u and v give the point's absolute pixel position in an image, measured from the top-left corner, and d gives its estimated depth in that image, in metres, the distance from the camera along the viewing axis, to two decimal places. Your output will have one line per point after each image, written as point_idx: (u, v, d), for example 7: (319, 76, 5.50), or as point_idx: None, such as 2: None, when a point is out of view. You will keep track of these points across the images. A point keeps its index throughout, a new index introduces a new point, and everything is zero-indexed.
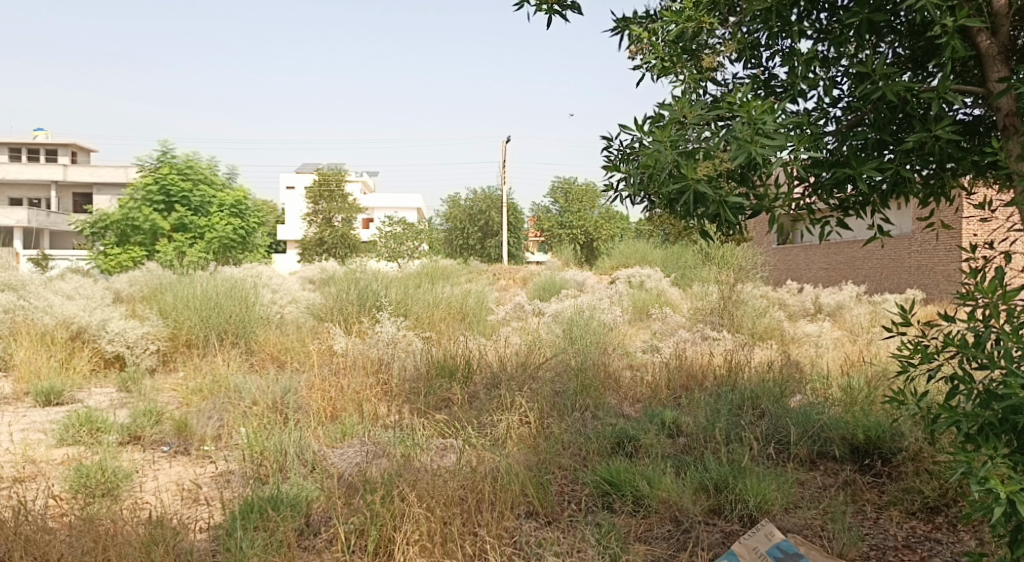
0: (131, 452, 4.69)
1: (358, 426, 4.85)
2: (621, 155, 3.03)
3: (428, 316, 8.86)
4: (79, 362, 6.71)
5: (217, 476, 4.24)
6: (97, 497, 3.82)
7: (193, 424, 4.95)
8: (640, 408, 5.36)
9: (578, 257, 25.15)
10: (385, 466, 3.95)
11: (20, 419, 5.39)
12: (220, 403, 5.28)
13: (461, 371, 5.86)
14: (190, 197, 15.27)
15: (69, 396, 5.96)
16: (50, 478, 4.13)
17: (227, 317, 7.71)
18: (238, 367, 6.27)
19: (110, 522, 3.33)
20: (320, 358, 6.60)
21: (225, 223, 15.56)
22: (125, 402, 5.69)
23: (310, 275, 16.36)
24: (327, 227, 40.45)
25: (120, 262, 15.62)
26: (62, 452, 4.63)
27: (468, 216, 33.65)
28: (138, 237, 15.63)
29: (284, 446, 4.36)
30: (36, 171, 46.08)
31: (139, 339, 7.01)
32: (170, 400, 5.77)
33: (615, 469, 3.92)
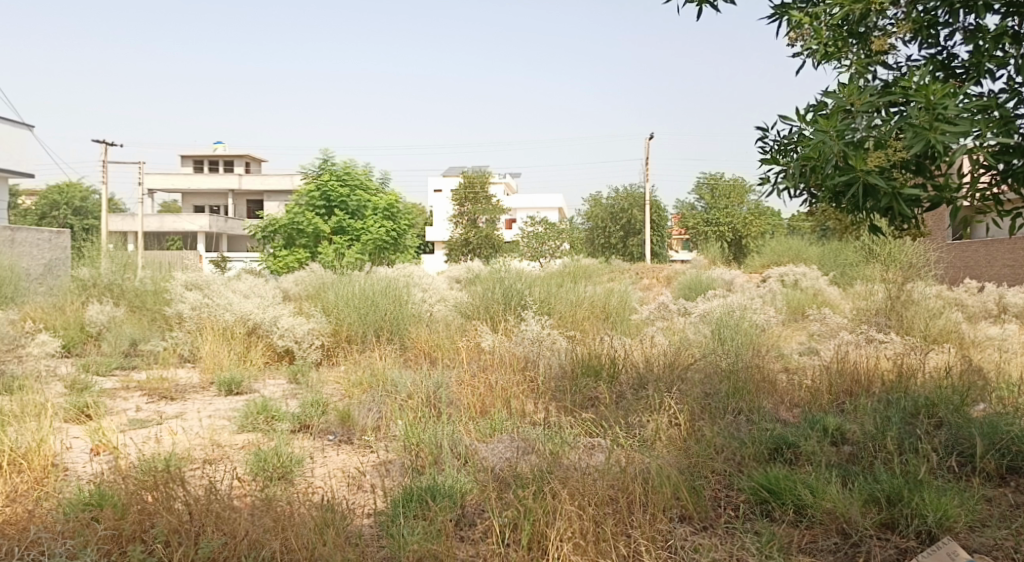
0: (302, 440, 4.98)
1: (506, 422, 4.92)
2: (781, 146, 2.93)
3: (571, 314, 8.89)
4: (254, 356, 7.23)
5: (378, 465, 4.43)
6: (274, 480, 4.09)
7: (355, 415, 5.22)
8: (798, 412, 5.11)
9: (726, 256, 24.39)
10: (534, 462, 3.99)
11: (207, 407, 5.86)
12: (379, 396, 5.54)
13: (607, 370, 5.83)
14: (348, 201, 16.18)
15: (247, 387, 6.42)
16: (234, 461, 4.46)
17: (383, 314, 8.10)
18: (394, 362, 6.56)
19: (287, 504, 3.58)
20: (469, 355, 6.77)
21: (378, 226, 16.44)
22: (295, 393, 6.06)
23: (456, 274, 16.84)
24: (472, 229, 41.39)
25: (288, 264, 16.54)
26: (242, 437, 4.99)
27: (609, 214, 33.53)
28: (302, 240, 16.60)
29: (438, 440, 4.50)
30: (213, 181, 50.22)
31: (306, 335, 7.45)
32: (334, 392, 6.09)
33: (775, 476, 3.74)
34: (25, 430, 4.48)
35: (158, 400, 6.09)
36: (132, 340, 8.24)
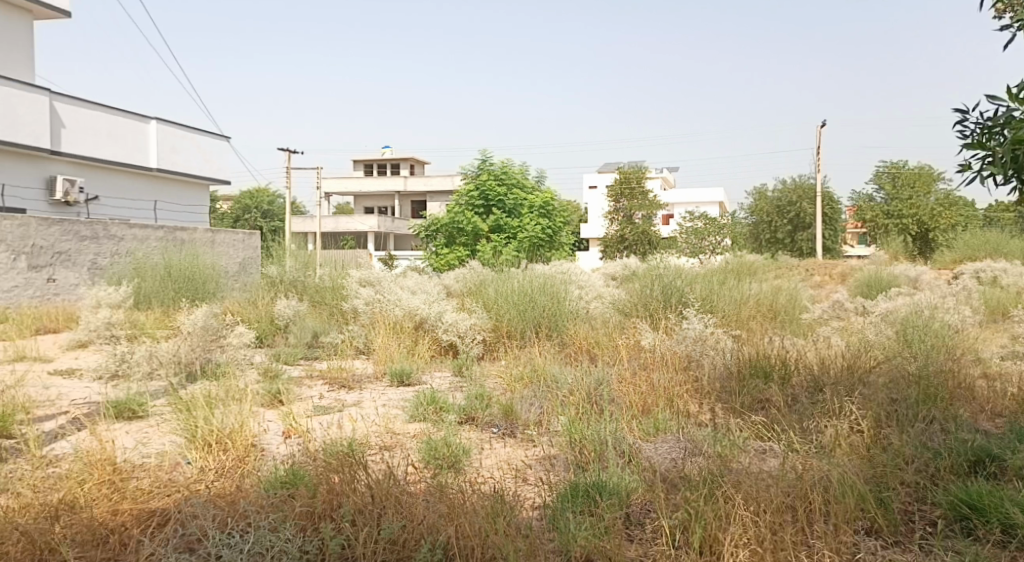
0: (469, 431, 5.11)
1: (670, 422, 4.82)
2: (989, 129, 2.67)
3: (737, 313, 8.56)
4: (421, 349, 7.52)
5: (542, 459, 4.47)
6: (444, 469, 4.23)
7: (518, 410, 5.29)
8: (1001, 424, 4.64)
9: (909, 251, 22.65)
10: (702, 464, 3.89)
11: (380, 397, 6.16)
12: (542, 391, 5.59)
13: (777, 372, 5.56)
14: (504, 200, 16.79)
15: (416, 379, 6.69)
16: (407, 449, 4.65)
17: (542, 311, 8.17)
18: (554, 359, 6.60)
19: (458, 493, 3.70)
20: (629, 353, 6.69)
21: (534, 224, 16.71)
22: (460, 385, 6.24)
23: (612, 270, 16.74)
24: (629, 225, 40.90)
25: (448, 262, 17.08)
26: (413, 426, 5.20)
27: (776, 208, 32.07)
28: (461, 238, 17.19)
29: (602, 437, 4.48)
30: (382, 183, 52.82)
31: (468, 330, 7.66)
32: (497, 386, 6.20)
33: (977, 492, 3.43)
34: (228, 411, 4.91)
35: (338, 389, 6.48)
36: (314, 332, 8.81)
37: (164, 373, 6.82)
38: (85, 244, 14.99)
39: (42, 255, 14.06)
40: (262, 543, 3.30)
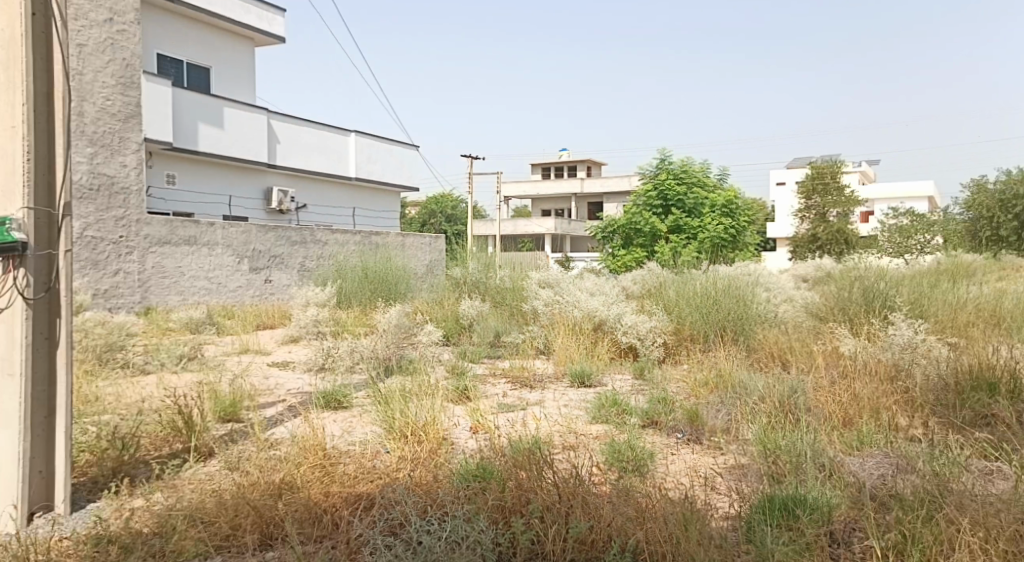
0: (652, 434, 4.99)
1: (877, 436, 4.46)
2: None
3: (952, 319, 7.77)
4: (601, 351, 7.49)
5: (733, 468, 4.28)
6: (630, 472, 4.16)
7: (704, 415, 5.11)
8: None
9: None
10: (917, 483, 3.55)
11: (561, 396, 6.19)
12: (730, 398, 5.36)
13: (1004, 386, 4.97)
14: (684, 199, 16.47)
15: (597, 380, 6.66)
16: (590, 450, 4.61)
17: (728, 314, 7.86)
18: (741, 364, 6.31)
19: (646, 498, 3.63)
20: (825, 360, 6.27)
21: (716, 223, 16.19)
22: (642, 388, 6.13)
23: (804, 271, 15.84)
24: (822, 223, 38.53)
25: (626, 262, 17.43)
26: (596, 428, 5.16)
27: (997, 202, 29.24)
28: (640, 239, 17.40)
29: (799, 447, 4.21)
30: (561, 186, 53.35)
31: (649, 333, 7.53)
32: (680, 389, 6.03)
33: None
34: (421, 406, 5.14)
35: (520, 387, 6.58)
36: (496, 332, 9.02)
37: (363, 367, 7.26)
38: (295, 247, 16.32)
39: (260, 258, 15.49)
40: (456, 532, 3.40)
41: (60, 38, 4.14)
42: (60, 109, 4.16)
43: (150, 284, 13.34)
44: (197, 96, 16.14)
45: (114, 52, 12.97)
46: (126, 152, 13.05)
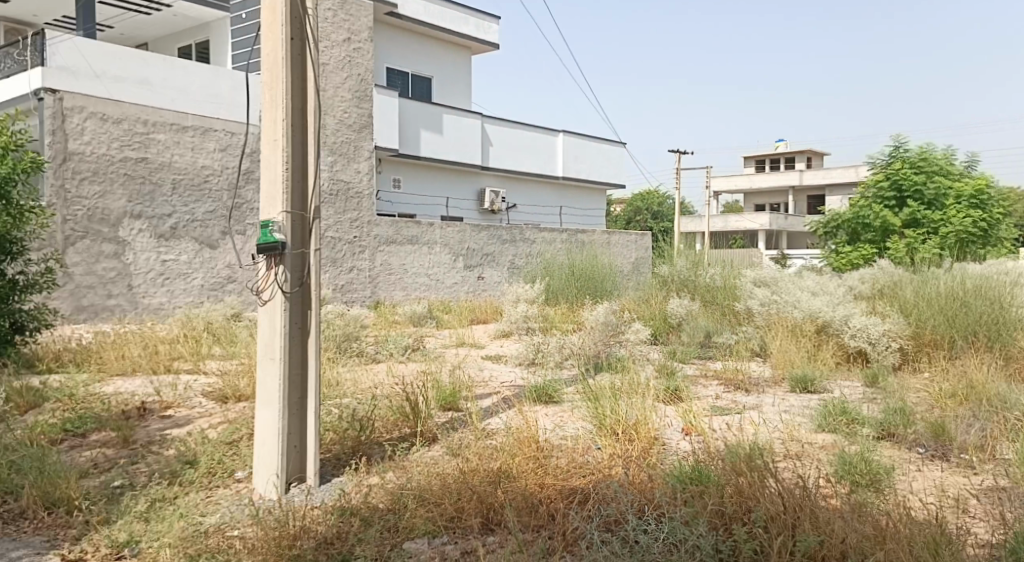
0: (887, 448, 4.62)
1: None
2: None
3: None
4: (826, 355, 7.06)
5: (988, 492, 3.87)
6: (862, 487, 3.88)
7: (952, 431, 4.65)
8: None
9: None
10: None
11: (781, 402, 5.91)
12: (984, 413, 4.85)
13: None
14: (923, 190, 15.24)
15: (822, 386, 6.28)
16: (816, 460, 4.36)
17: (979, 318, 7.10)
18: (995, 375, 5.66)
19: (884, 517, 3.38)
20: None
21: (962, 216, 14.55)
22: (875, 397, 5.70)
23: None
24: None
25: (852, 259, 16.41)
26: (823, 437, 4.87)
27: None
28: (869, 235, 16.32)
29: None
30: (779, 178, 50.60)
31: (882, 337, 6.97)
32: (921, 400, 5.52)
33: None
34: (633, 405, 5.12)
35: (735, 390, 6.36)
36: (707, 332, 8.77)
37: (572, 363, 7.38)
38: (506, 245, 16.88)
39: (474, 256, 16.22)
40: (675, 534, 3.37)
41: (312, 58, 4.61)
42: (312, 122, 4.63)
43: (379, 279, 14.48)
44: (419, 104, 17.27)
45: (351, 68, 14.17)
46: (360, 160, 14.23)
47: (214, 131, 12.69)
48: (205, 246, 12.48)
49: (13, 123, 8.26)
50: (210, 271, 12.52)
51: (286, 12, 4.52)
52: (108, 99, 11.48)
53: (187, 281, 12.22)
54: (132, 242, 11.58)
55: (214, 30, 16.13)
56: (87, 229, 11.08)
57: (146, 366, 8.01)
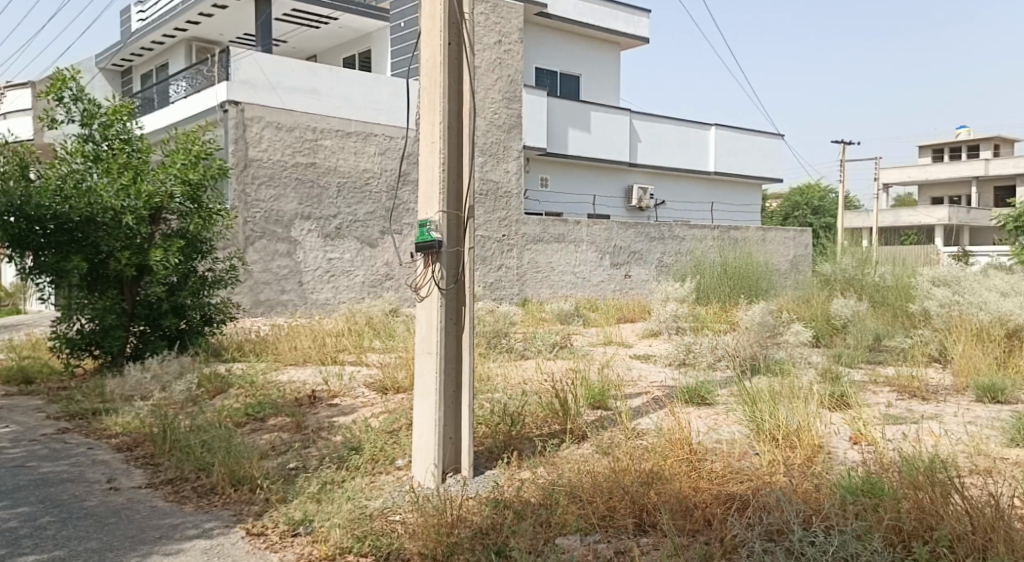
0: None
1: None
2: None
3: None
4: (1019, 362, 6.47)
5: None
6: None
7: None
8: None
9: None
10: None
11: (965, 412, 5.47)
12: None
13: None
14: None
15: (1013, 396, 5.75)
16: (1008, 477, 4.00)
17: None
18: None
19: None
20: None
21: None
22: None
23: None
24: None
25: None
26: (1014, 452, 4.46)
27: None
28: None
29: None
30: (958, 168, 46.61)
31: None
32: None
33: None
34: (794, 411, 4.90)
35: (909, 398, 5.94)
36: (877, 334, 8.25)
37: (726, 365, 7.17)
38: (654, 243, 16.58)
39: (621, 254, 16.08)
40: (847, 548, 3.20)
41: (468, 62, 4.75)
42: (467, 124, 4.76)
43: (526, 278, 14.79)
44: (568, 103, 17.37)
45: (502, 70, 14.44)
46: (509, 160, 14.53)
47: (374, 136, 13.34)
48: (366, 245, 13.15)
49: (203, 133, 9.06)
50: (370, 269, 13.21)
51: (444, 19, 4.68)
52: (281, 108, 12.38)
53: (350, 277, 12.95)
54: (302, 241, 12.43)
55: (375, 39, 16.94)
56: (265, 230, 12.04)
57: (314, 357, 8.55)
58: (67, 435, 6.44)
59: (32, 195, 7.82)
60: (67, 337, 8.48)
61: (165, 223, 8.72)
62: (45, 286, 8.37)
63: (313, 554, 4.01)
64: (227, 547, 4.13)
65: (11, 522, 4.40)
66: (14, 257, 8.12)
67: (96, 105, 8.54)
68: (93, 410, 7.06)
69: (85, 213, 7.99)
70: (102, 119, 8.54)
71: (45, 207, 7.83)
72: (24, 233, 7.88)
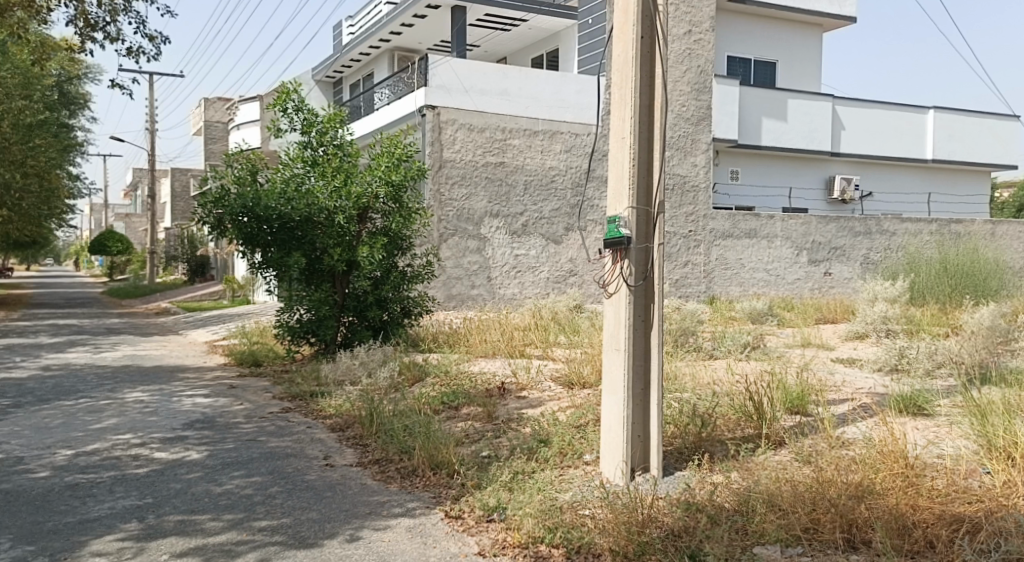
0: None
1: None
2: None
3: None
4: None
5: None
6: None
7: None
8: None
9: None
10: None
11: None
12: None
13: None
14: None
15: None
16: None
17: None
18: None
19: None
20: None
21: None
22: None
23: None
24: None
25: None
26: None
27: None
28: None
29: None
30: None
31: None
32: None
33: None
34: None
35: None
36: None
37: (945, 372, 6.54)
38: (858, 239, 15.39)
39: (821, 250, 15.12)
40: None
41: (662, 54, 4.65)
42: (660, 117, 4.66)
43: (715, 274, 14.39)
44: (763, 92, 16.61)
45: (691, 61, 14.06)
46: (698, 153, 14.15)
47: (561, 133, 13.44)
48: (551, 241, 13.32)
49: (404, 136, 9.55)
50: (555, 265, 13.39)
51: (637, 12, 4.62)
52: (474, 109, 12.84)
53: (535, 274, 13.22)
54: (491, 238, 12.87)
55: (563, 38, 17.10)
56: (457, 227, 12.62)
57: (503, 350, 8.77)
58: (288, 413, 7.09)
59: (261, 197, 8.58)
60: (289, 325, 9.25)
61: (371, 221, 9.34)
62: (270, 278, 9.29)
63: (507, 541, 4.11)
64: (428, 527, 4.35)
65: (246, 489, 4.90)
66: (246, 253, 9.06)
67: (314, 114, 9.18)
68: (309, 392, 7.72)
69: (304, 213, 8.76)
70: (319, 127, 9.20)
71: (271, 208, 8.57)
72: (254, 232, 8.74)
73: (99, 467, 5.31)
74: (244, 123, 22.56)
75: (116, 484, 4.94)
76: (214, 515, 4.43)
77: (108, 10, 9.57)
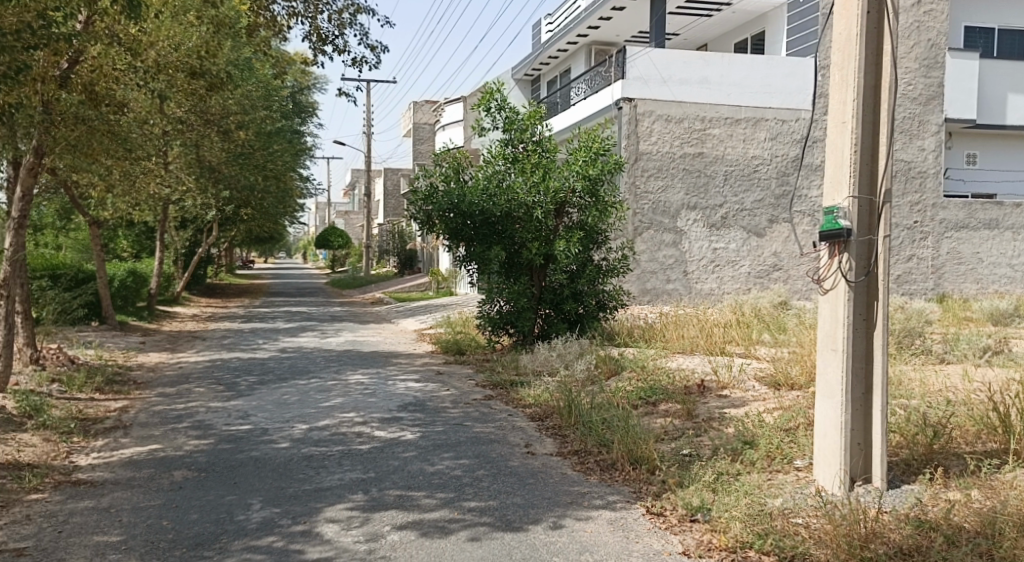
0: None
1: None
2: None
3: None
4: None
5: None
6: None
7: None
8: None
9: None
10: None
11: None
12: None
13: None
14: None
15: None
16: None
17: None
18: None
19: None
20: None
21: None
22: None
23: None
24: None
25: None
26: None
27: None
28: None
29: None
30: None
31: None
32: None
33: None
34: None
35: None
36: None
37: None
38: None
39: None
40: None
41: (892, 28, 4.24)
42: (887, 98, 4.26)
43: (945, 269, 13.07)
44: (1007, 65, 14.80)
45: (920, 34, 12.78)
46: (926, 135, 12.85)
47: (766, 120, 12.74)
48: (753, 234, 12.74)
49: (602, 130, 9.44)
50: (756, 259, 12.80)
51: None
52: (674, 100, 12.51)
53: (735, 268, 12.72)
54: (687, 231, 12.57)
55: (770, 19, 16.20)
56: (652, 220, 12.43)
57: (702, 346, 8.50)
58: (490, 401, 7.32)
59: (465, 194, 8.96)
60: (490, 317, 9.61)
61: (568, 215, 9.39)
62: (473, 271, 9.64)
63: (713, 543, 3.94)
64: (631, 521, 4.30)
65: (456, 470, 5.12)
66: (451, 246, 9.47)
67: (515, 112, 9.38)
68: (510, 381, 7.93)
69: (505, 208, 8.97)
70: (520, 125, 9.40)
71: (475, 204, 8.92)
72: (459, 226, 9.18)
73: (328, 441, 5.79)
74: (450, 124, 23.63)
75: (343, 458, 5.36)
76: (429, 493, 4.66)
77: (337, 24, 10.34)
